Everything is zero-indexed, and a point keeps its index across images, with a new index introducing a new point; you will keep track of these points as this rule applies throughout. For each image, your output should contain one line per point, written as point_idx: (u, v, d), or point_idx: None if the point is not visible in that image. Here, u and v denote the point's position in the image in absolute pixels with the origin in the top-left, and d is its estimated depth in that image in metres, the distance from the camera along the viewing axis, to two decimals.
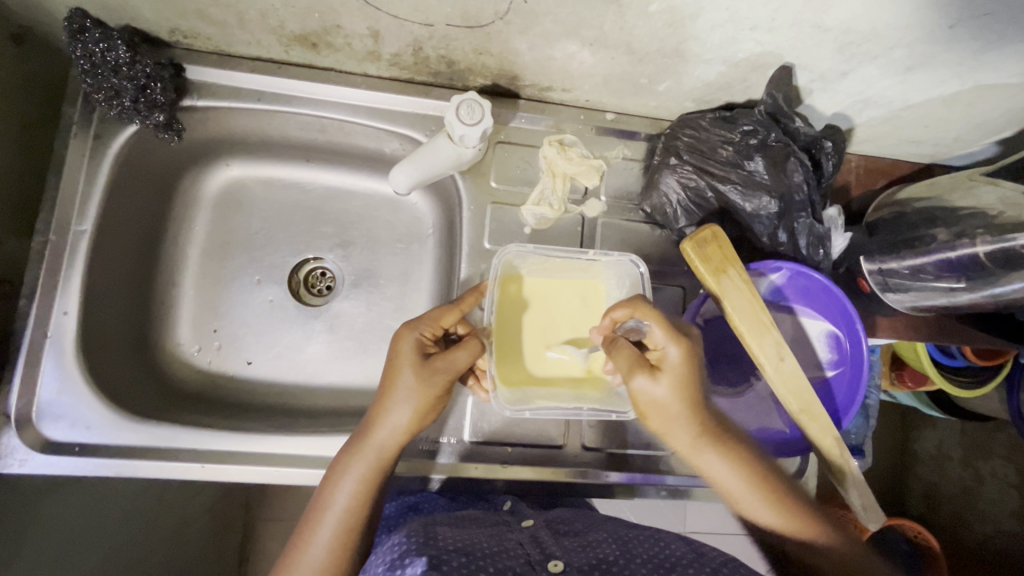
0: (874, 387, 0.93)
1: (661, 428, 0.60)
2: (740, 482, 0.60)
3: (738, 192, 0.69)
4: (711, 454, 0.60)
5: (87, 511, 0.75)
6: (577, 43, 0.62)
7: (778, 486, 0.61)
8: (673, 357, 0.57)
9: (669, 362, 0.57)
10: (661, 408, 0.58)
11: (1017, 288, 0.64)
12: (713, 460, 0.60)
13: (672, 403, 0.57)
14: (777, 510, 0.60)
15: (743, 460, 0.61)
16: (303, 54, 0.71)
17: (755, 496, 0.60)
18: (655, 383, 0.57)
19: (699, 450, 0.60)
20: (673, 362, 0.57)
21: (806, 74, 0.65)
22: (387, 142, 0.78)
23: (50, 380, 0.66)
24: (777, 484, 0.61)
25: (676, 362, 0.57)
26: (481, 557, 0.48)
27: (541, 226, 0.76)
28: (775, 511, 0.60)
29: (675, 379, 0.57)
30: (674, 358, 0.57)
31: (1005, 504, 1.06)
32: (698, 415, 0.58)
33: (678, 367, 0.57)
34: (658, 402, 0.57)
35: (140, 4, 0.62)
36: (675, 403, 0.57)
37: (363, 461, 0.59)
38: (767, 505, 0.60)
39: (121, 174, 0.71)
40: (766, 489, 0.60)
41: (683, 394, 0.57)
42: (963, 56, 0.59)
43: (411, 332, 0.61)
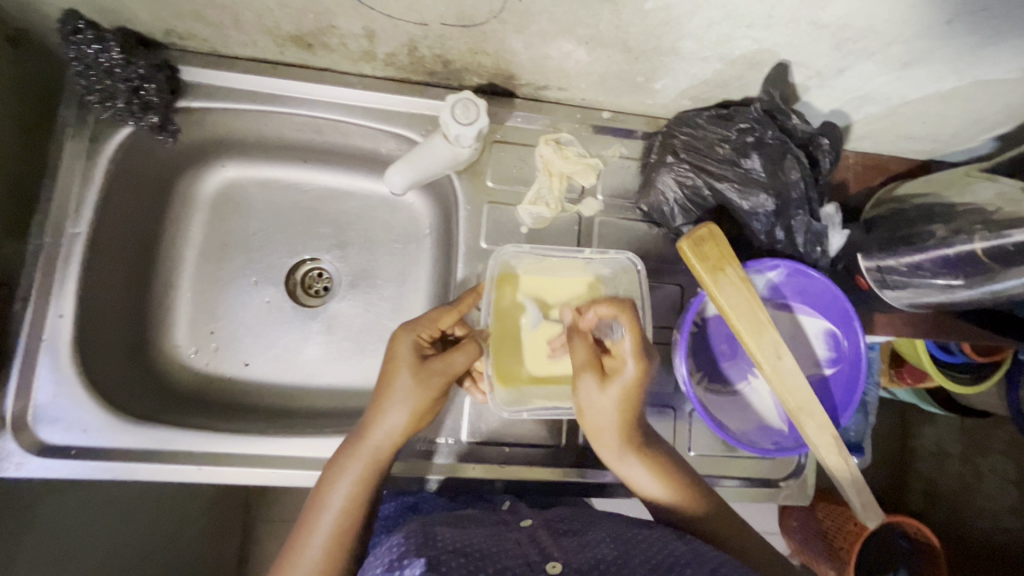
0: (873, 384, 0.93)
1: (594, 429, 0.63)
2: (652, 482, 0.63)
3: (736, 189, 0.69)
4: (632, 460, 0.63)
5: (85, 514, 0.75)
6: (573, 41, 0.62)
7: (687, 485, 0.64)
8: (627, 372, 0.61)
9: (622, 376, 0.61)
10: (599, 414, 0.62)
11: (1014, 285, 0.63)
12: (634, 466, 0.64)
13: (608, 408, 0.61)
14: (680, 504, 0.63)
15: (659, 466, 0.64)
16: (298, 54, 0.71)
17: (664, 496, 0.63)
18: (599, 389, 0.61)
19: (622, 456, 0.64)
20: (624, 377, 0.60)
21: (803, 71, 0.64)
22: (383, 142, 0.78)
23: (47, 383, 0.66)
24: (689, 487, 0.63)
25: (627, 378, 0.60)
26: (479, 558, 0.48)
27: (539, 226, 0.75)
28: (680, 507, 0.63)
29: (617, 390, 0.61)
30: (627, 374, 0.60)
31: (1003, 500, 1.08)
32: (628, 428, 0.62)
33: (626, 383, 0.60)
34: (598, 405, 0.61)
35: (133, 5, 0.62)
36: (611, 410, 0.61)
37: (359, 462, 0.59)
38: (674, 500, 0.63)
39: (117, 176, 0.71)
40: (676, 489, 0.63)
41: (621, 405, 0.61)
42: (961, 51, 0.58)
43: (409, 333, 0.61)
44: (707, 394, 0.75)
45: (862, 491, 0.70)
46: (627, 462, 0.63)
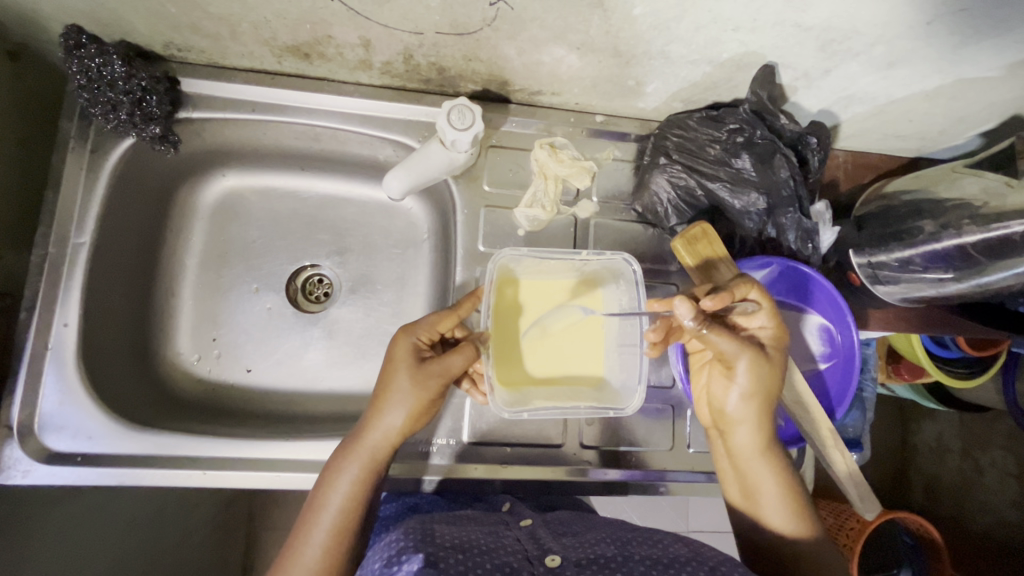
0: (868, 378, 0.94)
1: (738, 414, 0.62)
2: (775, 482, 0.62)
3: (727, 189, 0.71)
4: (766, 455, 0.62)
5: (91, 521, 0.76)
6: (565, 47, 0.64)
7: (802, 495, 0.63)
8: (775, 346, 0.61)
9: (777, 344, 0.61)
10: (753, 393, 0.61)
11: (1002, 278, 0.66)
12: (765, 460, 0.62)
13: (762, 389, 0.60)
14: (793, 511, 0.61)
15: (785, 470, 0.63)
16: (296, 64, 0.72)
17: (783, 500, 0.61)
18: (765, 365, 0.60)
19: (757, 448, 0.62)
20: (780, 346, 0.61)
21: (790, 72, 0.66)
22: (381, 149, 0.79)
23: (52, 391, 0.67)
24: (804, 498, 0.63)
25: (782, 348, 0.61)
26: (477, 554, 0.49)
27: (535, 228, 0.76)
28: (792, 511, 0.61)
29: (779, 362, 0.61)
30: (781, 341, 0.61)
31: (1006, 493, 1.08)
32: (767, 421, 0.62)
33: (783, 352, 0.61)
34: (752, 385, 0.60)
35: (133, 19, 0.63)
36: (767, 391, 0.61)
37: (357, 462, 0.60)
38: (789, 506, 0.61)
39: (119, 186, 0.72)
40: (791, 492, 0.62)
41: (774, 388, 0.61)
42: (942, 51, 0.60)
43: (408, 336, 0.62)
44: None
45: (857, 483, 0.70)
46: (761, 455, 0.62)
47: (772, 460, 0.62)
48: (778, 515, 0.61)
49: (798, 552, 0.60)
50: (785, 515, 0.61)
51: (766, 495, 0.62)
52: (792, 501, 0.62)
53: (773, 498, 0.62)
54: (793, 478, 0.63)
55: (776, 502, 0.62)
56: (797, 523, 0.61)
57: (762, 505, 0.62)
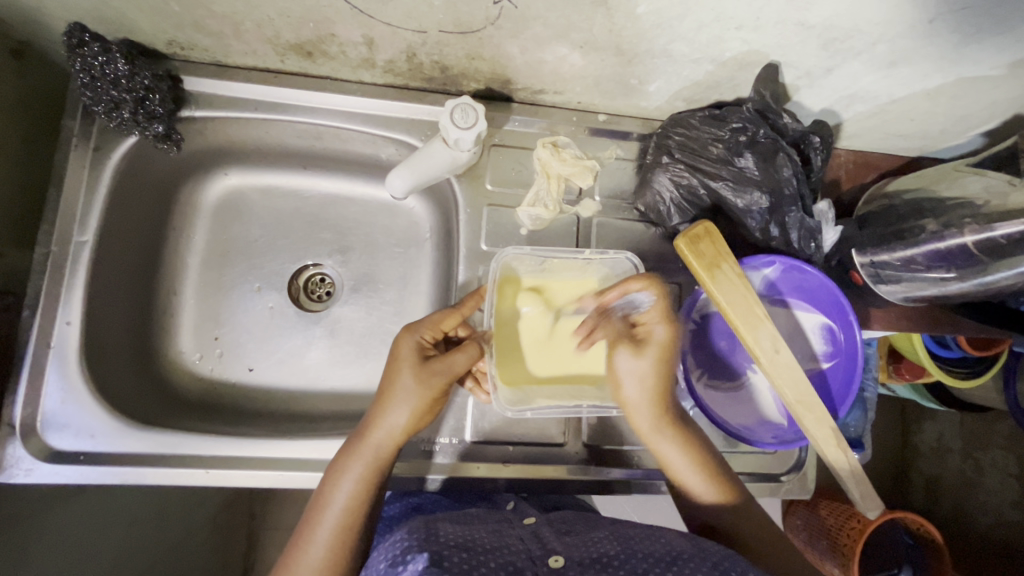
0: (869, 378, 0.94)
1: (629, 405, 0.65)
2: (685, 457, 0.65)
3: (730, 188, 0.71)
4: (666, 437, 0.66)
5: (93, 520, 0.76)
6: (568, 46, 0.64)
7: (715, 461, 0.67)
8: (660, 338, 0.64)
9: (654, 340, 0.64)
10: (636, 383, 0.64)
11: (1005, 277, 0.66)
12: (668, 442, 0.66)
13: (646, 378, 0.64)
14: (709, 481, 0.65)
15: (692, 444, 0.66)
16: (299, 63, 0.72)
17: (697, 474, 0.65)
18: (635, 358, 0.64)
19: (657, 430, 0.65)
20: (659, 342, 0.64)
21: (792, 71, 0.66)
22: (383, 148, 0.79)
23: (55, 390, 0.67)
24: (717, 464, 0.66)
25: (661, 343, 0.64)
26: (482, 553, 0.49)
27: (538, 227, 0.77)
28: (706, 483, 0.65)
29: (656, 356, 0.64)
30: (661, 337, 0.64)
31: (1006, 494, 1.07)
32: (664, 400, 0.65)
33: (661, 348, 0.64)
34: (634, 374, 0.64)
35: (137, 17, 0.63)
36: (650, 379, 0.64)
37: (361, 460, 0.59)
38: (703, 474, 0.65)
39: (121, 185, 0.72)
40: (705, 466, 0.65)
41: (658, 373, 0.64)
42: (945, 50, 0.60)
43: (411, 335, 0.62)
44: (707, 390, 0.76)
45: (860, 482, 0.71)
46: (662, 438, 0.65)
47: (676, 437, 0.66)
48: (697, 488, 0.65)
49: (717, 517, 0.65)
50: (702, 484, 0.65)
51: (679, 470, 0.66)
52: (705, 469, 0.66)
53: (690, 475, 0.65)
54: (703, 449, 0.66)
55: (692, 474, 0.65)
56: (715, 491, 0.65)
57: (682, 480, 0.66)
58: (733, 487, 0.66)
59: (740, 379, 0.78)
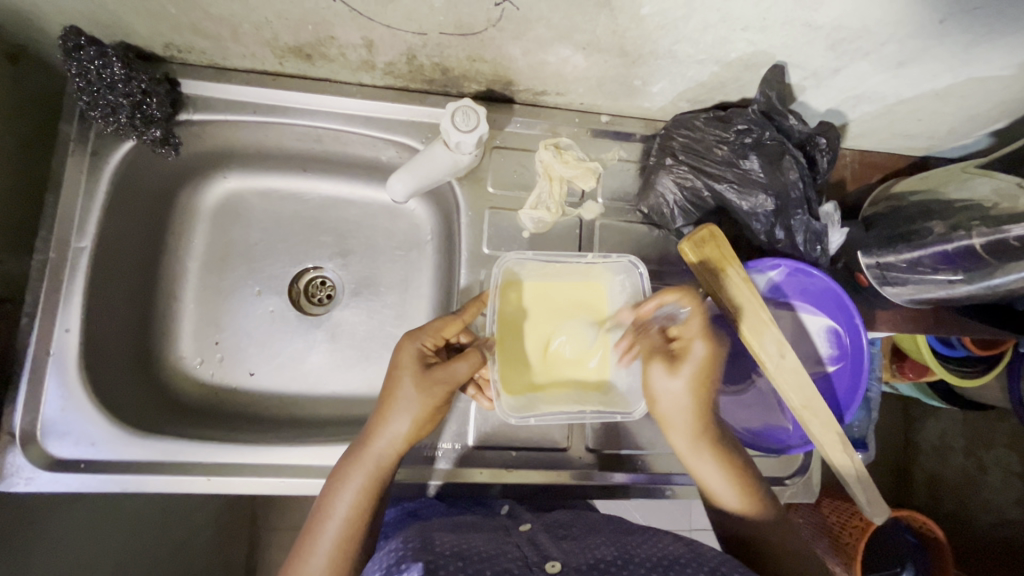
0: (874, 379, 0.93)
1: (669, 421, 0.64)
2: (723, 474, 0.65)
3: (734, 190, 0.70)
4: (703, 454, 0.65)
5: (92, 527, 0.75)
6: (570, 47, 0.63)
7: (755, 482, 0.66)
8: (697, 352, 0.62)
9: (692, 356, 0.62)
10: (673, 399, 0.63)
11: (1012, 280, 0.65)
12: (707, 460, 0.65)
13: (683, 396, 0.63)
14: (745, 499, 0.64)
15: (729, 462, 0.65)
16: (298, 65, 0.71)
17: (733, 493, 0.64)
18: (670, 375, 0.62)
19: (693, 444, 0.65)
20: (694, 358, 0.62)
21: (799, 72, 0.65)
22: (383, 150, 0.78)
23: (54, 398, 0.66)
24: (756, 483, 0.65)
25: (699, 361, 0.62)
26: (478, 560, 0.48)
27: (540, 230, 0.76)
28: (744, 500, 0.64)
29: (691, 374, 0.62)
30: (698, 354, 0.62)
31: (1009, 492, 1.07)
32: (704, 418, 0.64)
33: (698, 364, 0.62)
34: (671, 391, 0.62)
35: (134, 20, 0.62)
36: (686, 398, 0.63)
37: (361, 470, 0.59)
38: (739, 493, 0.64)
39: (119, 189, 0.71)
40: (746, 488, 0.64)
41: (695, 391, 0.62)
42: (954, 50, 0.59)
43: (413, 342, 0.61)
44: None
45: (868, 488, 0.70)
46: (699, 454, 0.65)
47: (715, 454, 0.65)
48: (730, 505, 0.65)
49: (748, 534, 0.63)
50: (735, 498, 0.64)
51: (714, 484, 0.65)
52: (742, 487, 0.65)
53: (728, 498, 0.65)
54: (740, 467, 0.65)
55: (728, 488, 0.65)
56: (751, 510, 0.64)
57: (716, 494, 0.65)
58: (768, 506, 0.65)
59: (744, 382, 0.77)
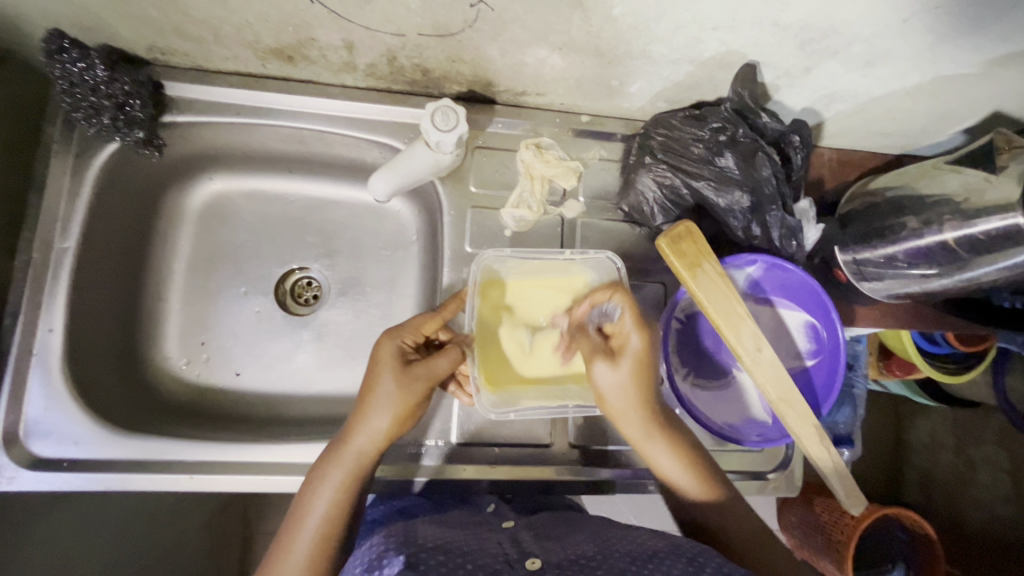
0: (858, 375, 0.94)
1: (614, 412, 0.63)
2: (671, 455, 0.65)
3: (712, 187, 0.71)
4: (655, 440, 0.65)
5: (81, 527, 0.76)
6: (547, 47, 0.64)
7: (699, 457, 0.66)
8: (633, 346, 0.62)
9: (630, 350, 0.62)
10: (610, 390, 0.62)
11: (985, 273, 0.66)
12: (657, 445, 0.65)
13: (627, 386, 0.62)
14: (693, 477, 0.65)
15: (680, 446, 0.66)
16: (280, 67, 0.72)
17: (688, 478, 0.65)
18: (613, 370, 0.61)
19: (638, 426, 0.64)
20: (632, 352, 0.62)
21: (771, 71, 0.66)
22: (367, 151, 0.79)
23: (38, 397, 0.67)
24: (701, 461, 0.66)
25: (636, 353, 0.62)
26: (459, 555, 0.49)
27: (522, 228, 0.77)
28: (692, 479, 0.65)
29: (632, 368, 0.62)
30: (635, 347, 0.62)
31: (998, 489, 1.06)
32: (648, 405, 0.63)
33: (637, 358, 0.62)
34: (612, 386, 0.61)
35: (117, 24, 0.63)
36: (630, 390, 0.62)
37: (342, 468, 0.60)
38: (694, 475, 0.65)
39: (104, 190, 0.72)
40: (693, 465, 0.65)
41: (635, 382, 0.62)
42: (921, 48, 0.60)
43: (393, 339, 0.62)
44: (694, 390, 0.77)
45: (844, 480, 0.71)
46: (651, 443, 0.64)
47: (663, 438, 0.65)
48: (682, 485, 0.65)
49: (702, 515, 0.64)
50: (686, 479, 0.65)
51: (664, 467, 0.65)
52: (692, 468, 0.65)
53: (687, 487, 0.65)
54: (691, 450, 0.66)
55: (674, 469, 0.65)
56: (700, 486, 0.65)
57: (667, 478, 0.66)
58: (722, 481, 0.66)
59: (726, 377, 0.78)
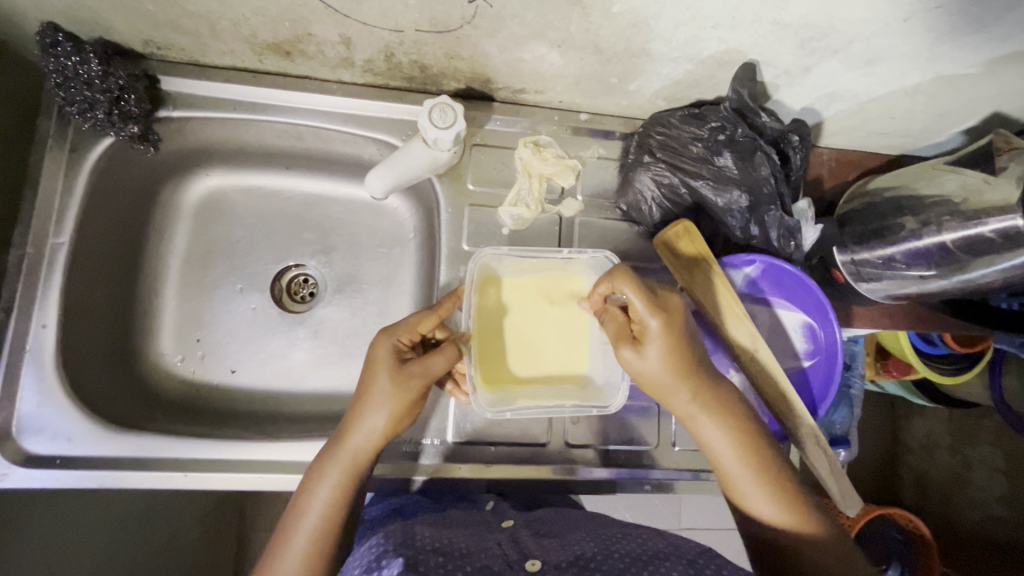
0: (855, 375, 0.94)
1: (661, 400, 0.61)
2: (731, 455, 0.60)
3: (710, 187, 0.71)
4: (705, 434, 0.61)
5: (73, 524, 0.75)
6: (546, 44, 0.63)
7: (766, 464, 0.60)
8: (653, 330, 0.58)
9: (650, 334, 0.58)
10: (650, 378, 0.60)
11: (984, 275, 0.66)
12: (713, 441, 0.60)
13: (658, 375, 0.59)
14: (753, 485, 0.59)
15: (739, 448, 0.60)
16: (277, 62, 0.72)
17: (744, 483, 0.59)
18: (638, 357, 0.59)
19: (697, 417, 0.60)
20: (653, 336, 0.58)
21: (771, 70, 0.66)
22: (365, 148, 0.79)
23: (30, 394, 0.66)
24: (765, 467, 0.60)
25: (659, 339, 0.58)
26: (457, 557, 0.48)
27: (520, 227, 0.76)
28: (749, 485, 0.59)
29: (660, 355, 0.58)
30: (653, 330, 0.58)
31: (993, 489, 1.07)
32: (691, 395, 0.59)
33: (659, 343, 0.58)
34: (647, 374, 0.59)
35: (111, 17, 0.62)
36: (665, 379, 0.59)
37: (338, 466, 0.59)
38: (767, 492, 0.59)
39: (98, 185, 0.71)
40: (749, 469, 0.59)
41: (672, 371, 0.58)
42: (921, 48, 0.60)
43: (388, 337, 0.62)
44: None
45: (841, 481, 0.70)
46: (703, 437, 0.61)
47: (719, 437, 0.60)
48: (737, 491, 0.60)
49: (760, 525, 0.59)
50: (743, 484, 0.60)
51: (718, 466, 0.61)
52: (750, 472, 0.59)
53: (745, 496, 0.60)
54: (767, 460, 0.60)
55: (733, 470, 0.60)
56: (758, 495, 0.59)
57: (724, 480, 0.61)
58: (796, 502, 0.59)
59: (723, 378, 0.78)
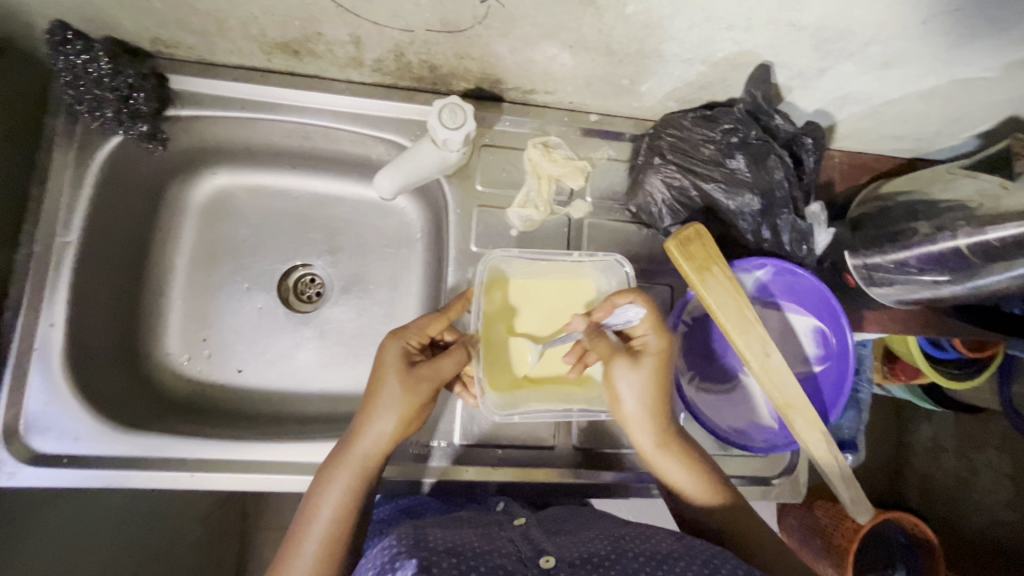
0: (863, 379, 0.93)
1: (630, 415, 0.64)
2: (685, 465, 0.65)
3: (722, 190, 0.70)
4: (668, 445, 0.65)
5: (79, 523, 0.75)
6: (557, 45, 0.63)
7: (711, 472, 0.66)
8: (655, 347, 0.64)
9: (651, 352, 0.63)
10: (632, 392, 0.63)
11: (998, 280, 0.66)
12: (671, 452, 0.65)
13: (643, 388, 0.63)
14: (705, 488, 0.65)
15: (692, 458, 0.66)
16: (286, 61, 0.71)
17: (698, 487, 0.65)
18: (632, 371, 0.63)
19: (660, 431, 0.65)
20: (654, 352, 0.63)
21: (785, 72, 0.65)
22: (373, 148, 0.78)
23: (38, 392, 0.66)
24: (712, 473, 0.66)
25: (657, 355, 0.63)
26: (471, 557, 0.48)
27: (529, 229, 0.76)
28: (703, 488, 0.65)
29: (651, 368, 0.63)
30: (656, 347, 0.63)
31: (1000, 494, 1.06)
32: (663, 412, 0.64)
33: (657, 358, 0.63)
34: (632, 386, 0.63)
35: (120, 15, 0.62)
36: (648, 392, 0.63)
37: (347, 470, 0.59)
38: (714, 496, 0.65)
39: (107, 184, 0.71)
40: (701, 475, 0.65)
41: (654, 384, 0.63)
42: (938, 51, 0.59)
43: (397, 341, 0.61)
44: (698, 393, 0.76)
45: (850, 485, 0.70)
46: (664, 448, 0.65)
47: (677, 448, 0.65)
48: (693, 495, 0.65)
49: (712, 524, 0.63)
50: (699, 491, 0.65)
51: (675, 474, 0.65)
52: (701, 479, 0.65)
53: (699, 501, 0.65)
54: (710, 468, 0.67)
55: (687, 478, 0.65)
56: (712, 498, 0.65)
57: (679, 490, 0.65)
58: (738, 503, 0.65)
59: (732, 381, 0.78)
